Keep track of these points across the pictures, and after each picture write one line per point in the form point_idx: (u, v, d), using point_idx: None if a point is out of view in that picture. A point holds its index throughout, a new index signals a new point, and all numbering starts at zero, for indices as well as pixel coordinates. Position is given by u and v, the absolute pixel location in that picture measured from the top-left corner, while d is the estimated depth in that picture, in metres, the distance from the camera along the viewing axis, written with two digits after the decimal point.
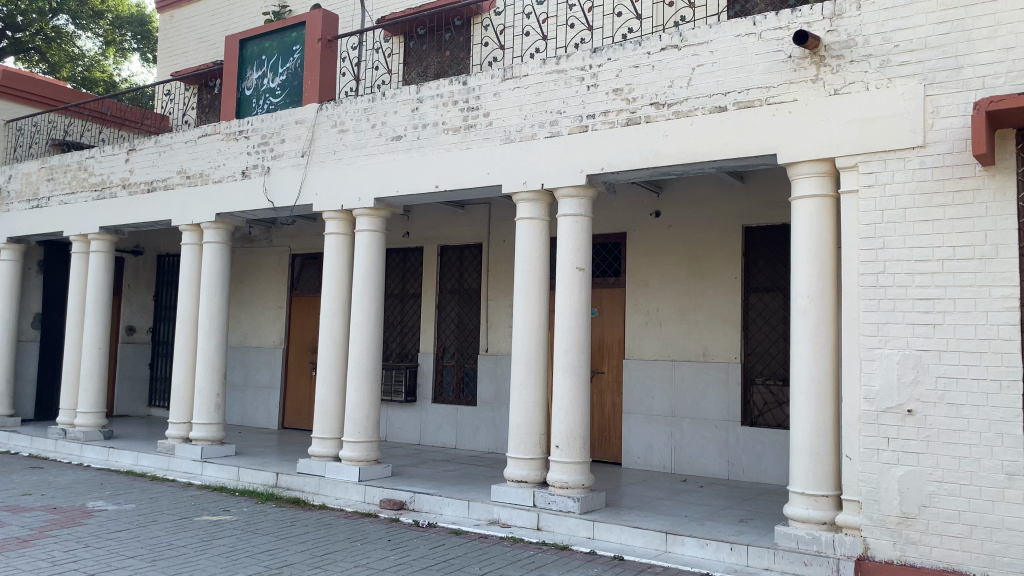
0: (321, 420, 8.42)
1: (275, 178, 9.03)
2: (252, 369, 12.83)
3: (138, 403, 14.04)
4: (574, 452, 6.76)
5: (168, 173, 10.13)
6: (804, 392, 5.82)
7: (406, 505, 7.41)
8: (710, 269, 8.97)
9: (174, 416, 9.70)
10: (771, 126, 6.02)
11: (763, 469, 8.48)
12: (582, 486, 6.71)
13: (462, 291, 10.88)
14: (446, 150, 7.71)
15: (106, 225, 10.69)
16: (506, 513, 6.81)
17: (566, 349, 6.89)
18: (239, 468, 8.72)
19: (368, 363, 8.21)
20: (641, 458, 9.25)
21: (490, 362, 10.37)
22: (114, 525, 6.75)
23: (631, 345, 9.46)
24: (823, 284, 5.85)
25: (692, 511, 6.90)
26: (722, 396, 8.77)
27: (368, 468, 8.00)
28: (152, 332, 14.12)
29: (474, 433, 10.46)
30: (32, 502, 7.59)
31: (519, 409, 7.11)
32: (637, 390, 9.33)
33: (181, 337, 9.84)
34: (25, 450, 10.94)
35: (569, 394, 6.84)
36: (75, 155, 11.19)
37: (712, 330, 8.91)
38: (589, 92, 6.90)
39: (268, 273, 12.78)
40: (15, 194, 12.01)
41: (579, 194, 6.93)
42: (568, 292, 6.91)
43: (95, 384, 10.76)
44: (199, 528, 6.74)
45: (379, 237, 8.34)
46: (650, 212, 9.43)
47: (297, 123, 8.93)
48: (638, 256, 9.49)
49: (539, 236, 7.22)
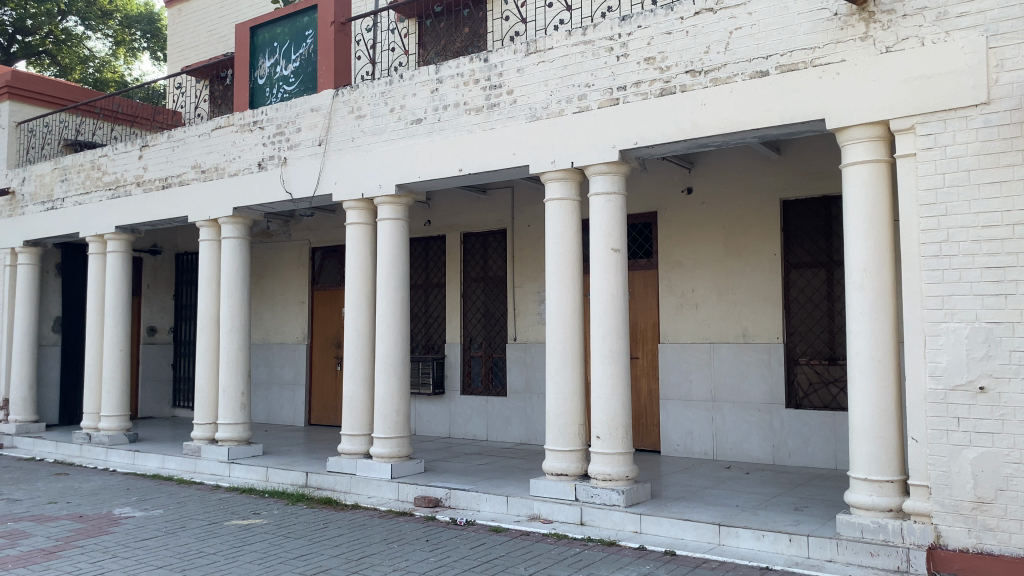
0: (349, 416, 8.17)
1: (293, 168, 8.75)
2: (277, 366, 12.61)
3: (162, 405, 13.87)
4: (617, 442, 6.44)
5: (182, 169, 9.88)
6: (863, 371, 5.46)
7: (441, 502, 7.13)
8: (748, 246, 8.60)
9: (198, 417, 9.48)
10: (818, 89, 5.64)
11: (810, 453, 8.12)
12: (626, 477, 6.40)
13: (488, 278, 10.55)
14: (469, 131, 7.36)
15: (122, 224, 10.46)
16: (546, 508, 6.51)
17: (603, 335, 6.55)
18: (268, 468, 8.48)
19: (395, 356, 7.93)
20: (681, 446, 8.92)
21: (519, 351, 10.05)
22: (141, 533, 6.52)
23: (666, 328, 9.11)
24: (881, 255, 5.47)
25: (743, 500, 6.56)
26: (764, 379, 8.41)
27: (400, 465, 7.73)
28: (174, 332, 13.93)
29: (505, 424, 10.16)
30: (57, 511, 7.37)
31: (556, 400, 6.78)
32: (674, 375, 8.99)
33: (203, 336, 9.60)
34: (50, 456, 10.78)
35: (609, 383, 6.51)
36: (88, 154, 10.97)
37: (751, 310, 8.54)
38: (619, 63, 6.54)
39: (289, 267, 12.54)
40: (29, 196, 11.81)
41: (612, 170, 6.57)
42: (604, 274, 6.56)
43: (118, 387, 10.56)
44: (229, 534, 6.49)
45: (402, 226, 8.03)
46: (681, 188, 9.06)
47: (312, 111, 8.63)
48: (671, 236, 9.12)
49: (570, 218, 6.87)
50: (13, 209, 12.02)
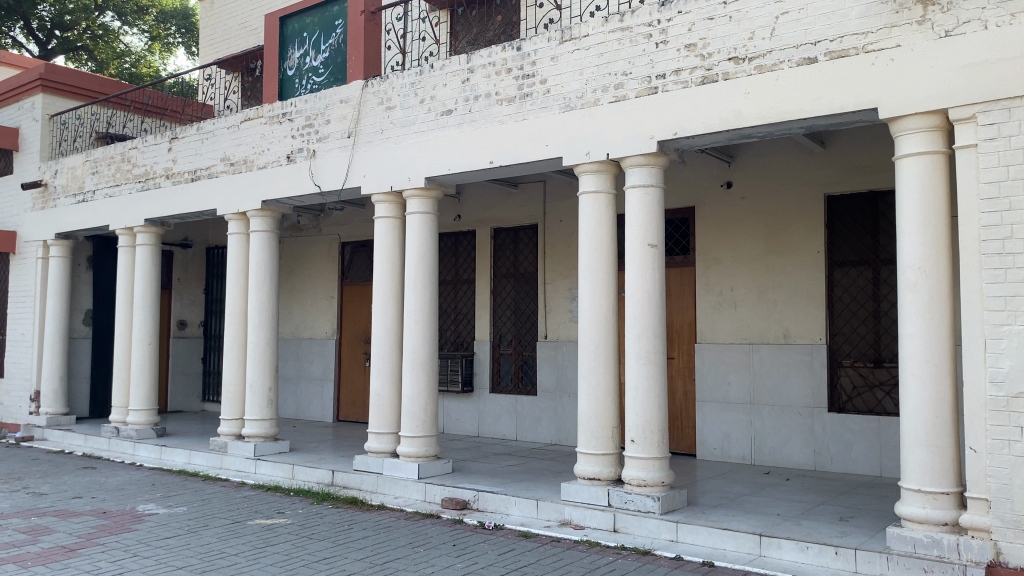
0: (376, 414, 7.99)
1: (321, 160, 8.58)
2: (305, 362, 12.50)
3: (192, 399, 13.85)
4: (652, 447, 6.17)
5: (211, 161, 9.77)
6: (916, 375, 5.13)
7: (469, 505, 6.92)
8: (790, 243, 8.27)
9: (225, 412, 9.38)
10: (871, 77, 5.31)
11: (853, 459, 7.78)
12: (662, 483, 6.13)
13: (519, 274, 10.31)
14: (500, 122, 7.13)
15: (151, 217, 10.40)
16: (578, 513, 6.26)
17: (638, 334, 6.28)
18: (294, 465, 8.33)
19: (424, 353, 7.72)
20: (717, 450, 8.63)
21: (550, 349, 9.80)
22: (164, 531, 6.39)
23: (703, 328, 8.83)
24: (937, 252, 5.13)
25: (784, 508, 6.25)
26: (806, 381, 8.08)
27: (428, 465, 7.54)
28: (204, 326, 13.90)
29: (535, 423, 9.93)
30: (81, 506, 7.29)
31: (589, 401, 6.53)
32: (712, 376, 8.70)
33: (230, 330, 9.50)
34: (79, 449, 10.76)
35: (645, 384, 6.23)
36: (119, 146, 10.93)
37: (793, 310, 8.22)
38: (658, 50, 6.26)
39: (318, 262, 12.42)
40: (60, 189, 11.81)
41: (649, 162, 6.30)
42: (639, 271, 6.29)
43: (146, 381, 10.51)
44: (252, 534, 6.33)
45: (431, 220, 7.83)
46: (720, 183, 8.76)
47: (341, 102, 8.45)
48: (709, 232, 8.83)
49: (604, 211, 6.61)
50: (46, 201, 12.04)
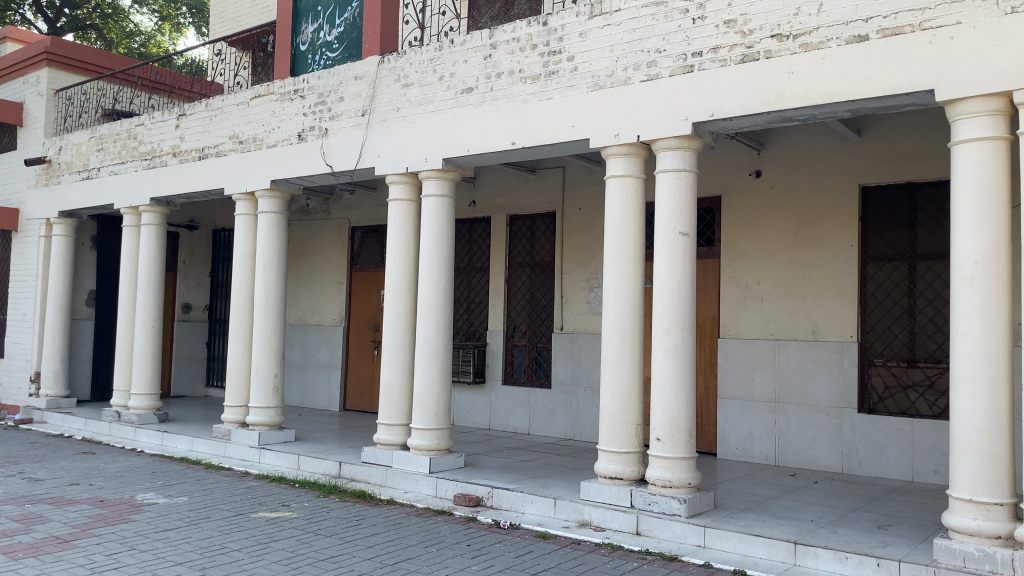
0: (387, 404, 7.68)
1: (334, 139, 8.24)
2: (312, 349, 12.20)
3: (195, 383, 13.57)
4: (679, 446, 5.84)
5: (220, 138, 9.43)
6: (969, 377, 4.78)
7: (482, 502, 6.60)
8: (822, 235, 7.91)
9: (230, 399, 9.08)
10: (928, 56, 4.94)
11: (883, 463, 7.44)
12: (688, 485, 5.80)
13: (535, 263, 9.97)
14: (523, 101, 6.78)
15: (157, 196, 10.08)
16: (598, 514, 5.95)
17: (667, 328, 5.93)
18: (300, 456, 8.03)
19: (437, 342, 7.40)
20: (739, 449, 8.30)
21: (565, 341, 9.48)
22: (163, 523, 6.08)
23: (727, 322, 8.49)
24: (996, 246, 4.78)
25: (817, 514, 5.91)
26: (835, 380, 7.74)
27: (439, 458, 7.22)
28: (209, 310, 13.60)
29: (548, 417, 9.60)
30: (78, 494, 6.98)
31: (612, 397, 6.19)
32: (735, 373, 8.37)
33: (236, 314, 9.18)
34: (78, 433, 10.48)
35: (673, 380, 5.89)
36: (125, 122, 10.61)
37: (823, 305, 7.87)
38: (694, 26, 5.89)
39: (327, 247, 12.10)
40: (65, 165, 11.50)
41: (682, 145, 5.93)
42: (669, 260, 5.94)
43: (149, 365, 10.23)
44: (255, 528, 6.02)
45: (448, 203, 7.49)
46: (749, 172, 8.41)
47: (356, 78, 8.11)
48: (735, 222, 8.47)
49: (633, 197, 6.25)
50: (49, 178, 11.73)
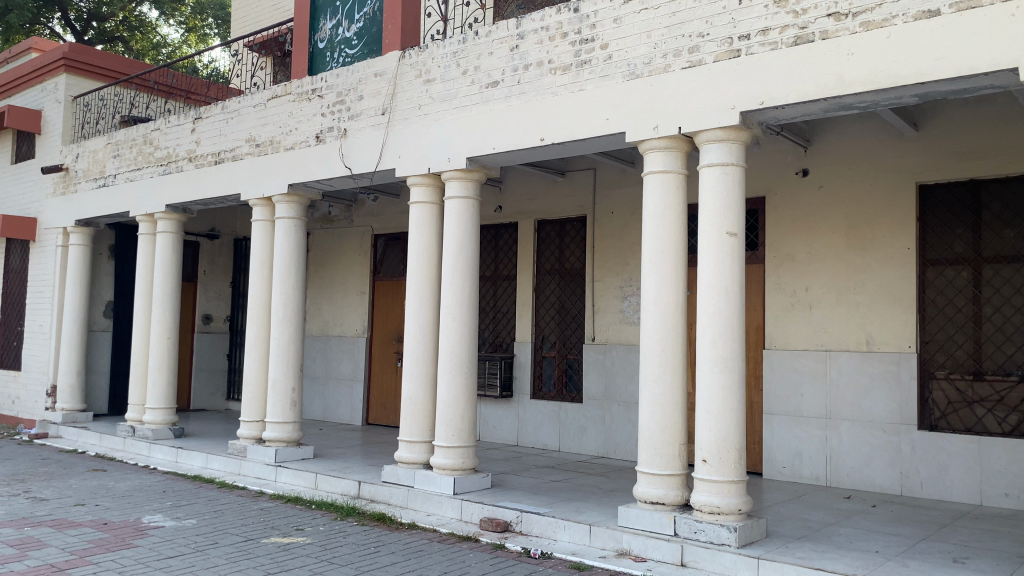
0: (409, 420, 7.21)
1: (353, 139, 7.82)
2: (335, 361, 11.78)
3: (216, 397, 13.22)
4: (728, 468, 5.30)
5: (236, 142, 9.07)
6: None
7: (511, 527, 6.10)
8: (877, 238, 7.33)
9: (246, 414, 8.66)
10: (1010, 31, 4.39)
11: (947, 485, 6.82)
12: (738, 511, 5.25)
13: (564, 271, 9.46)
14: (553, 93, 6.31)
15: (173, 203, 9.74)
16: (639, 543, 5.41)
17: (713, 338, 5.40)
18: (317, 475, 7.57)
19: (462, 353, 6.92)
20: (787, 468, 7.72)
21: (597, 353, 8.96)
22: (168, 549, 5.63)
23: (773, 331, 7.93)
24: None
25: (882, 544, 5.31)
26: (892, 395, 7.15)
27: (464, 479, 6.73)
28: (229, 321, 13.27)
29: (580, 433, 9.07)
30: (82, 516, 6.57)
31: (652, 413, 5.67)
32: (782, 387, 7.80)
33: (253, 324, 8.79)
34: (93, 448, 10.13)
35: (721, 395, 5.35)
36: (141, 127, 10.30)
37: (878, 314, 7.29)
38: (741, 7, 5.37)
39: (349, 256, 11.70)
40: (82, 173, 11.22)
41: (729, 137, 5.42)
42: (716, 264, 5.41)
43: (165, 378, 9.87)
44: (265, 555, 5.55)
45: (472, 205, 7.03)
46: (796, 171, 7.85)
47: (376, 76, 7.69)
48: (781, 225, 7.92)
49: (674, 194, 5.73)
50: (66, 186, 11.47)
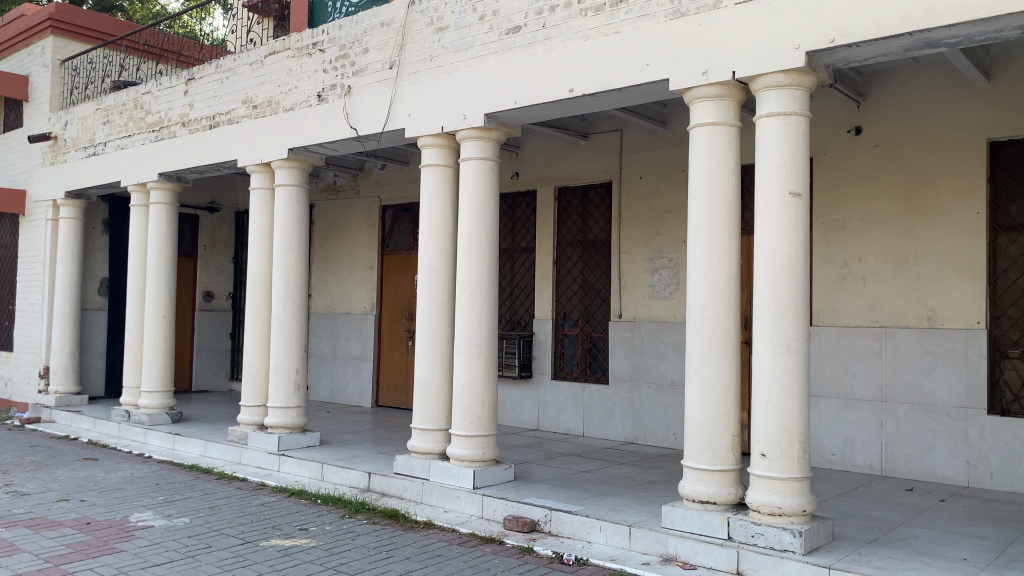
0: (423, 407, 6.56)
1: (357, 97, 7.09)
2: (342, 340, 11.14)
3: (219, 378, 12.62)
4: (792, 464, 4.61)
5: (232, 104, 8.35)
6: None
7: (539, 527, 5.45)
8: (940, 201, 6.58)
9: (246, 398, 8.02)
10: None
11: (1021, 476, 6.12)
12: (802, 512, 4.58)
13: (587, 242, 8.74)
14: (584, 38, 5.57)
15: (166, 171, 9.05)
16: (687, 548, 4.76)
17: (773, 315, 4.69)
18: (323, 465, 6.95)
19: (481, 331, 6.25)
20: (836, 456, 7.03)
21: (624, 330, 8.28)
22: (155, 555, 5.00)
23: (821, 305, 7.23)
24: None
25: (968, 550, 4.63)
26: (958, 375, 6.44)
27: (485, 472, 6.08)
28: (232, 298, 12.64)
29: (606, 417, 8.41)
30: (63, 514, 5.94)
31: (701, 400, 4.98)
32: (832, 366, 7.10)
33: (252, 301, 8.13)
34: (86, 434, 9.54)
35: (782, 380, 4.66)
36: (131, 91, 9.60)
37: (941, 285, 6.56)
38: None
39: (356, 229, 11.01)
40: (71, 141, 10.54)
41: (791, 83, 4.68)
42: (777, 228, 4.70)
43: (161, 359, 9.24)
44: (263, 562, 4.91)
45: (491, 168, 6.31)
46: (848, 129, 7.09)
47: (382, 25, 6.96)
48: (830, 188, 7.18)
49: (725, 149, 5.00)
50: (55, 156, 10.78)
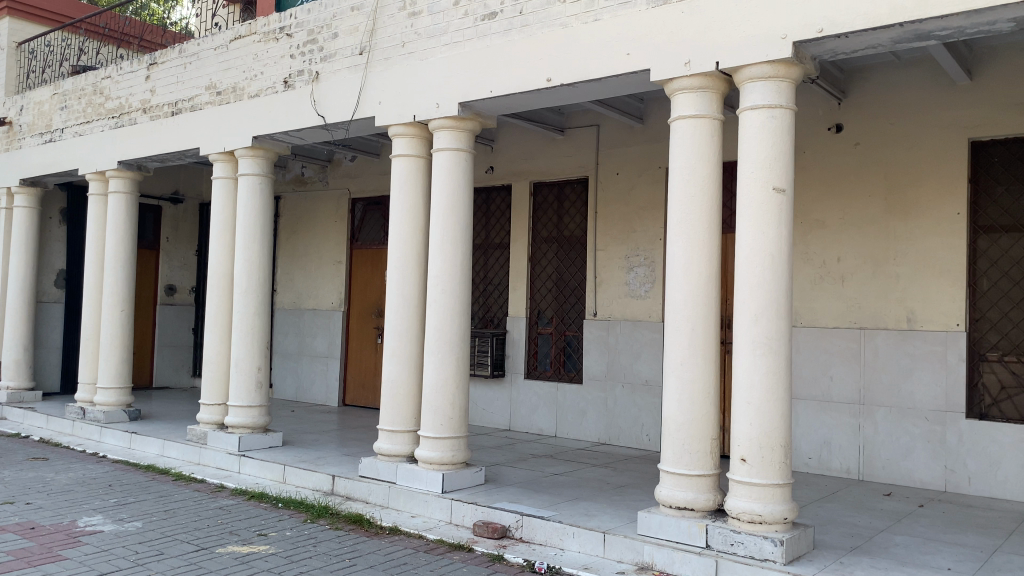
0: (390, 407, 6.32)
1: (326, 84, 6.82)
2: (309, 336, 10.84)
3: (181, 374, 12.25)
4: (773, 470, 4.44)
5: (195, 90, 8.02)
6: None
7: (510, 533, 5.24)
8: (920, 201, 6.47)
9: (207, 396, 7.71)
10: None
11: (999, 481, 6.03)
12: (783, 520, 4.41)
13: (562, 238, 8.55)
14: (562, 26, 5.36)
15: (126, 159, 8.70)
16: (664, 556, 4.57)
17: (755, 315, 4.52)
18: (285, 467, 6.67)
19: (452, 329, 6.02)
20: (813, 459, 6.90)
21: (599, 329, 8.10)
22: (102, 563, 4.71)
23: (799, 306, 7.09)
24: None
25: (951, 559, 4.49)
26: (936, 378, 6.33)
27: (454, 475, 5.86)
28: (196, 292, 12.28)
29: (579, 418, 8.22)
30: (7, 518, 5.61)
31: (679, 403, 4.79)
32: (809, 368, 6.97)
33: (213, 295, 7.82)
34: (39, 432, 9.16)
35: (763, 383, 4.49)
36: (90, 75, 9.22)
37: (921, 286, 6.44)
38: None
39: (325, 222, 10.71)
40: (26, 127, 10.13)
41: (777, 74, 4.51)
42: (760, 226, 4.52)
43: (119, 354, 8.89)
44: (218, 570, 4.64)
45: (464, 159, 6.08)
46: (829, 126, 6.96)
47: (353, 10, 6.69)
48: (810, 187, 7.05)
49: (707, 142, 4.82)
50: (10, 142, 10.37)
